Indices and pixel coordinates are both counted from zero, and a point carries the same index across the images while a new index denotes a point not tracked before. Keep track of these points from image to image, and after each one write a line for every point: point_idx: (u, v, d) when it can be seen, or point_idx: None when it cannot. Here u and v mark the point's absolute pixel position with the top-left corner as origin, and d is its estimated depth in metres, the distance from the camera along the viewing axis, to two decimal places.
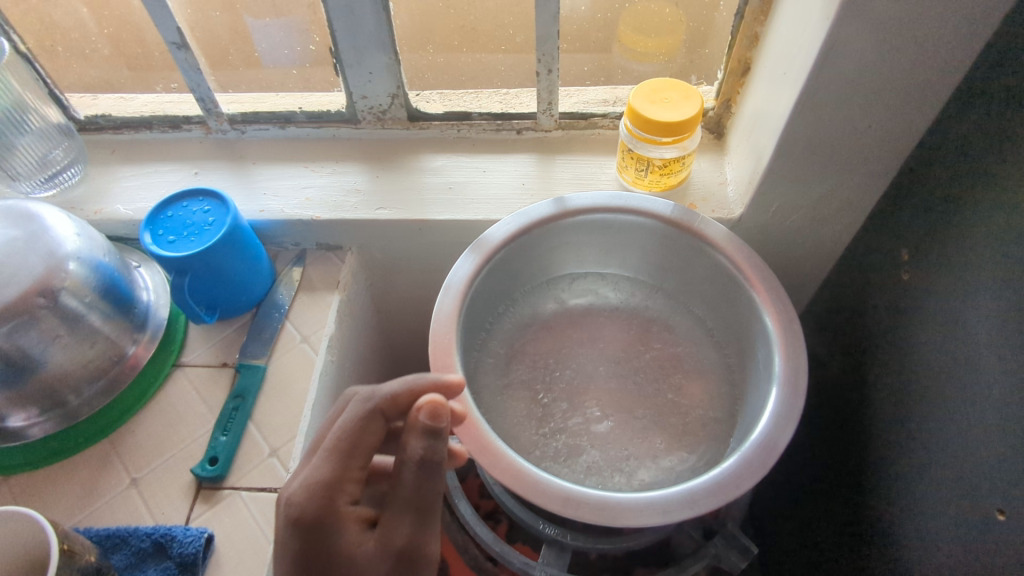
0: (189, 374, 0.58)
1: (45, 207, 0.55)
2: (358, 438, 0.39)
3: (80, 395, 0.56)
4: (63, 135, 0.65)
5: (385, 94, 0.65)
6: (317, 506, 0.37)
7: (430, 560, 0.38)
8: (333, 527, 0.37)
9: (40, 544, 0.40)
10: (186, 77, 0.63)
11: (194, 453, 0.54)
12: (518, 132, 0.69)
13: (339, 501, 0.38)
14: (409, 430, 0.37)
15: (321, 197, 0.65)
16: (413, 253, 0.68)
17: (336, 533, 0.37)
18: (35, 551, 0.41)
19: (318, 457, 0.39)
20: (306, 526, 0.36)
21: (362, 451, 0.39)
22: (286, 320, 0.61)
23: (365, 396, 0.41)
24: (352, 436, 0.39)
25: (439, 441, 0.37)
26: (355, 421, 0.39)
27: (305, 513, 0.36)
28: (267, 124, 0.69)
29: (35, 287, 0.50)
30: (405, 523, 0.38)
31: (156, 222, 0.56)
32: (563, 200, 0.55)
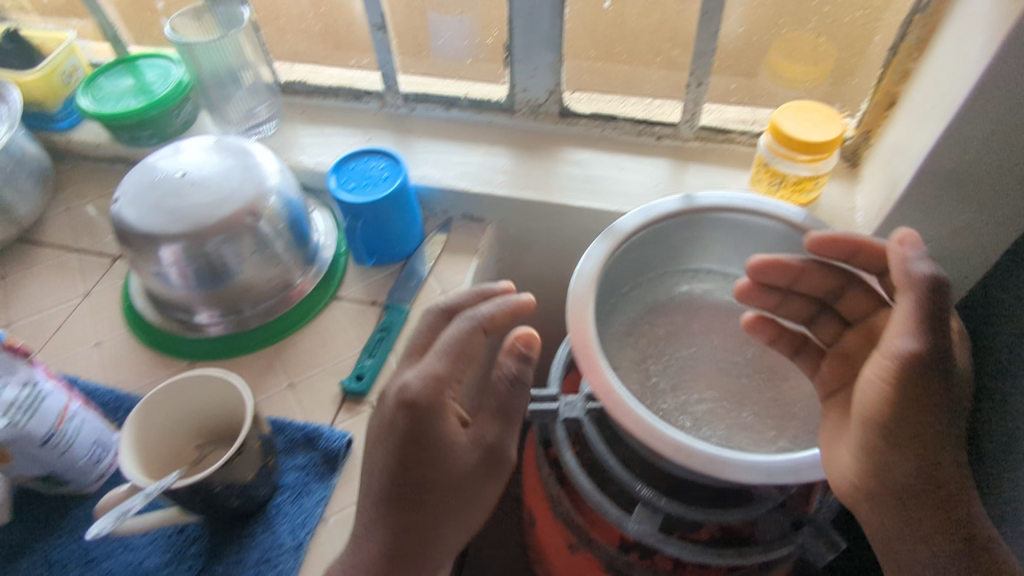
0: (343, 306, 0.67)
1: (256, 146, 0.65)
2: (463, 346, 0.45)
3: (252, 308, 0.66)
4: (269, 94, 0.77)
5: (544, 89, 0.72)
6: (428, 396, 0.43)
7: (507, 462, 0.47)
8: (435, 417, 0.43)
9: (231, 406, 0.49)
10: (377, 55, 0.73)
11: (342, 371, 0.62)
12: (657, 138, 0.74)
13: (444, 398, 0.44)
14: (504, 352, 0.48)
15: (474, 173, 0.73)
16: (545, 234, 0.75)
17: (435, 423, 0.43)
18: (226, 411, 0.50)
19: (431, 356, 0.45)
20: (413, 413, 0.42)
21: (464, 359, 0.45)
22: (430, 274, 0.69)
23: (466, 315, 0.47)
24: (459, 344, 0.45)
25: (528, 366, 0.47)
26: (461, 332, 0.45)
27: (416, 401, 0.42)
28: (434, 104, 0.77)
29: (246, 208, 0.60)
30: (494, 427, 0.47)
31: (341, 171, 0.65)
32: (691, 197, 0.58)
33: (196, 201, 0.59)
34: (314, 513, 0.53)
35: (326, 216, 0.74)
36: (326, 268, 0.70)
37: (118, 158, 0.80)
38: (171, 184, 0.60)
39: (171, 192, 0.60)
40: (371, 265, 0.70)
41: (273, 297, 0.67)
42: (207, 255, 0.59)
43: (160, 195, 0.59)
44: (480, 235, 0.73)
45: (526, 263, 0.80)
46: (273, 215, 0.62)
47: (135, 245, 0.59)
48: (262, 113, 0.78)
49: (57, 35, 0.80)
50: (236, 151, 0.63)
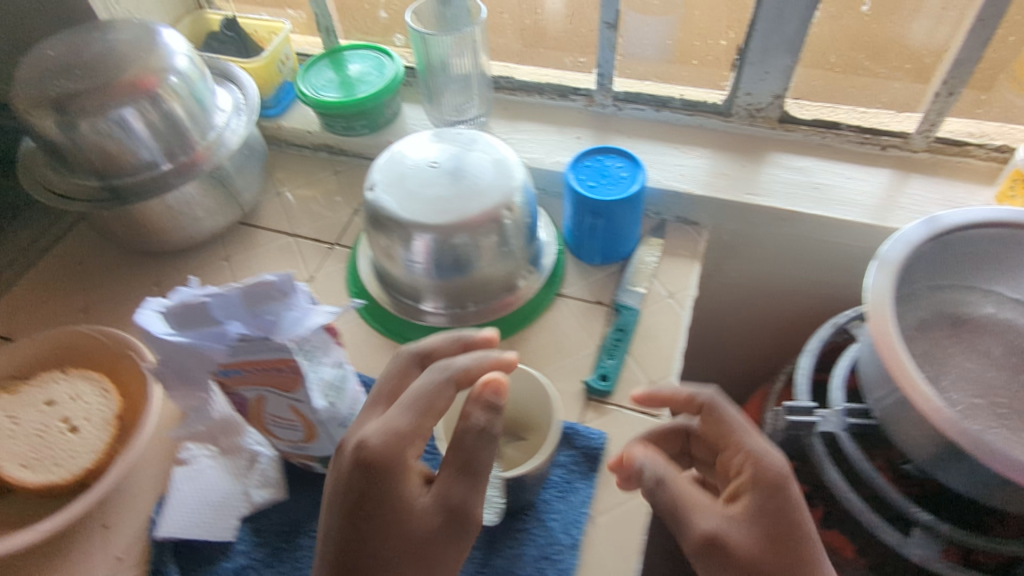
0: (568, 304, 0.67)
1: (497, 140, 0.66)
2: (430, 400, 0.42)
3: (477, 303, 0.67)
4: (484, 86, 0.76)
5: (770, 94, 0.71)
6: (388, 450, 0.40)
7: (474, 523, 0.41)
8: (396, 477, 0.40)
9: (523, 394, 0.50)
10: (599, 54, 0.72)
11: (580, 369, 0.62)
12: (882, 148, 0.72)
13: (407, 453, 0.41)
14: (471, 402, 0.42)
15: (693, 175, 0.72)
16: (758, 241, 0.73)
17: (397, 481, 0.40)
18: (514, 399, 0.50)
19: (396, 408, 0.42)
20: (369, 467, 0.40)
21: (437, 413, 0.42)
22: (654, 274, 0.68)
23: (440, 365, 0.43)
24: (429, 397, 0.42)
25: (498, 416, 0.41)
26: (431, 385, 0.42)
27: (374, 454, 0.40)
28: (645, 105, 0.77)
29: (504, 200, 0.60)
30: (460, 484, 0.41)
31: (579, 169, 0.65)
32: (935, 218, 0.54)
33: (457, 192, 0.60)
34: (582, 511, 0.53)
35: (546, 220, 0.73)
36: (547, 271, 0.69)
37: (325, 147, 0.82)
38: (426, 174, 0.61)
39: (427, 181, 0.61)
40: (593, 263, 0.70)
41: (497, 296, 0.67)
42: (455, 246, 0.60)
43: (416, 184, 0.61)
44: (696, 239, 0.72)
45: (726, 269, 0.79)
46: (517, 217, 0.62)
47: (388, 228, 0.61)
48: (473, 109, 0.77)
49: (271, 24, 0.82)
50: (485, 146, 0.63)
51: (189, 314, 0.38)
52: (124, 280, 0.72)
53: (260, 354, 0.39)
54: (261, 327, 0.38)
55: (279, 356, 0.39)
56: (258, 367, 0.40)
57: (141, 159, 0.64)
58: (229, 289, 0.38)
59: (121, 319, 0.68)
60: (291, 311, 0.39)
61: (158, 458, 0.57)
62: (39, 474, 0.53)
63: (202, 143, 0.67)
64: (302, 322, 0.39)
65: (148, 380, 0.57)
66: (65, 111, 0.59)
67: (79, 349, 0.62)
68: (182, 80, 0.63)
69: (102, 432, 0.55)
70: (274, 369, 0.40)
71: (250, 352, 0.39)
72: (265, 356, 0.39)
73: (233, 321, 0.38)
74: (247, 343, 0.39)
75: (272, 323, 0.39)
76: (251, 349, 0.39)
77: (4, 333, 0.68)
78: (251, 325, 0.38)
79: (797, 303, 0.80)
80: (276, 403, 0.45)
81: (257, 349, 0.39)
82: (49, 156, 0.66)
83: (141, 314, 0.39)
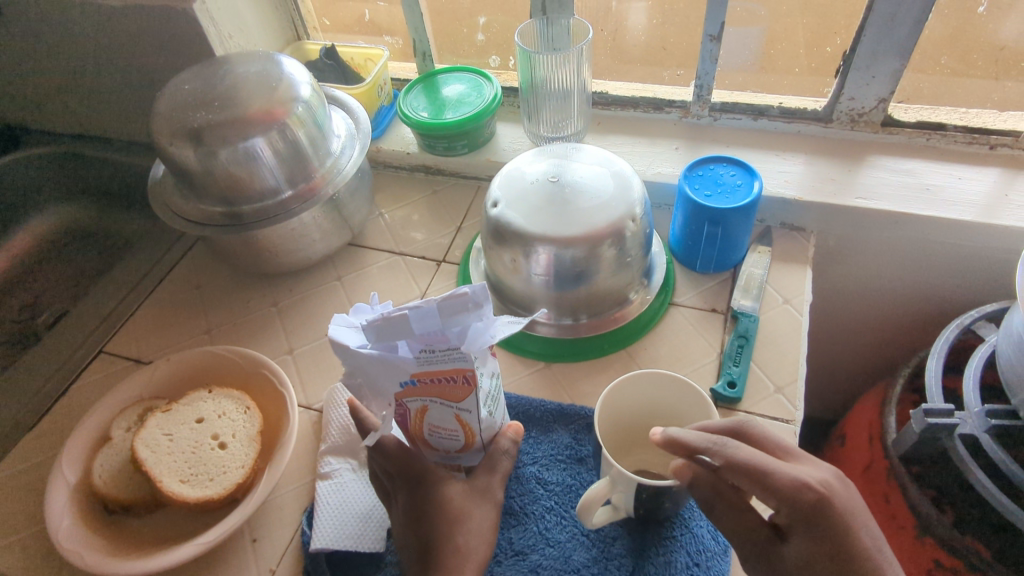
0: (683, 313, 0.67)
1: (609, 155, 0.68)
2: None
3: (592, 316, 0.67)
4: (584, 102, 0.77)
5: (874, 98, 0.71)
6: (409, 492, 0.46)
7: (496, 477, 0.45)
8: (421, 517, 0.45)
9: (662, 385, 0.51)
10: (699, 65, 0.74)
11: (705, 377, 0.62)
12: (990, 147, 0.71)
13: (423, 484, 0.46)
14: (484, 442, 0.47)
15: (799, 181, 0.72)
16: (868, 244, 0.73)
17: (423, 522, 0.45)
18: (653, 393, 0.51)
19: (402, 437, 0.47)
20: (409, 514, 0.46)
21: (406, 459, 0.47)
22: (767, 282, 0.69)
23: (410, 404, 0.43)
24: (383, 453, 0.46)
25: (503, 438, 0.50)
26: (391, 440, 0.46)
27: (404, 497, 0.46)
28: (742, 114, 0.78)
29: (628, 213, 0.61)
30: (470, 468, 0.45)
31: (693, 179, 0.66)
32: None
33: (583, 205, 0.61)
34: None
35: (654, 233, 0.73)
36: (660, 285, 0.69)
37: (422, 167, 0.85)
38: (548, 189, 0.63)
39: (549, 195, 0.62)
40: (702, 272, 0.70)
41: (610, 310, 0.67)
42: (577, 258, 0.61)
43: (539, 198, 0.62)
44: (805, 244, 0.72)
45: (831, 274, 0.78)
46: (637, 229, 0.62)
47: (510, 242, 0.62)
48: (571, 126, 0.79)
49: (369, 51, 0.85)
50: (603, 163, 0.65)
51: (379, 329, 0.38)
52: (243, 301, 0.74)
53: (447, 365, 0.40)
54: (448, 339, 0.38)
55: (460, 366, 0.40)
56: (435, 378, 0.41)
57: (266, 184, 0.66)
58: (413, 307, 0.37)
59: (245, 338, 0.70)
60: (475, 324, 0.38)
61: (299, 472, 0.58)
62: (195, 489, 0.54)
63: (320, 170, 0.69)
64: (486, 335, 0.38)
65: (287, 397, 0.59)
66: (204, 140, 0.62)
67: (216, 367, 0.64)
68: (307, 108, 0.66)
69: (249, 447, 0.57)
70: (451, 380, 0.41)
71: (438, 364, 0.40)
72: (450, 366, 0.40)
73: (421, 335, 0.38)
74: (435, 356, 0.39)
75: (458, 337, 0.38)
76: (437, 363, 0.40)
77: (134, 354, 0.71)
78: (437, 338, 0.38)
79: (904, 307, 0.79)
80: (439, 414, 0.44)
81: (446, 360, 0.39)
82: (180, 185, 0.69)
83: (331, 329, 0.40)
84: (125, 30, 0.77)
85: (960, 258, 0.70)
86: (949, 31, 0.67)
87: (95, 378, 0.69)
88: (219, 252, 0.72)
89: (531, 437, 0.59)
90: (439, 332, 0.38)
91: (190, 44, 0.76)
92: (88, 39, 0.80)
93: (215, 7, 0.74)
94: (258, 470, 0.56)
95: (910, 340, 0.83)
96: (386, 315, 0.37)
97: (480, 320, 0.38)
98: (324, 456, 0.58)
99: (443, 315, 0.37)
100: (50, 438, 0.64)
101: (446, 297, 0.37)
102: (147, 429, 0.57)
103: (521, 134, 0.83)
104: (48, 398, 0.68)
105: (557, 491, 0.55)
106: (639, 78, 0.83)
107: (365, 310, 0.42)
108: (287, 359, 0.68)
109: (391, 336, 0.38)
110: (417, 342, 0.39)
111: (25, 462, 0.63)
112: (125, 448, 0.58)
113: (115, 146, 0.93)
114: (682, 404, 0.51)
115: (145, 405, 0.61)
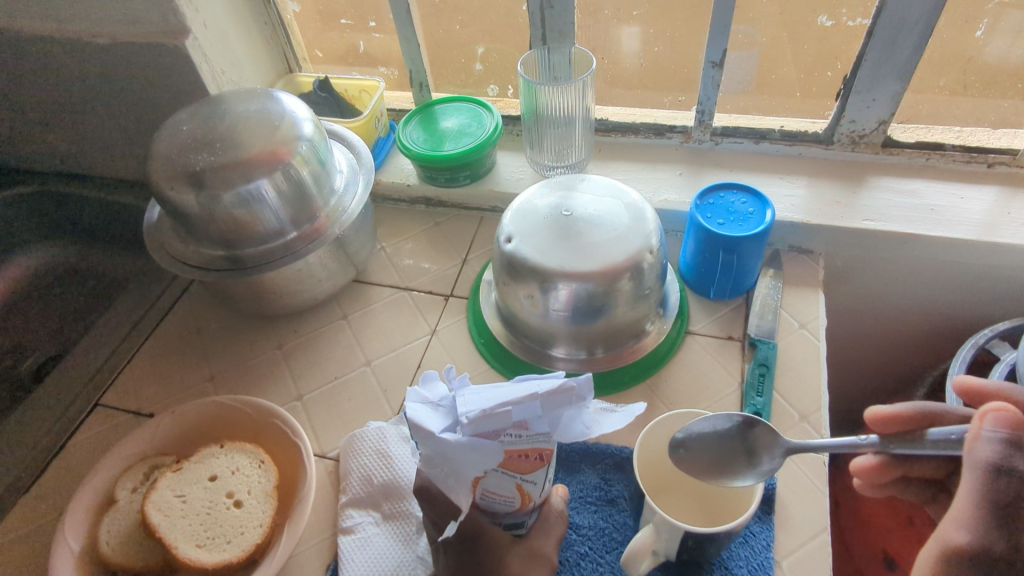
0: (700, 342, 0.67)
1: (619, 184, 0.67)
2: None
3: (608, 350, 0.66)
4: (587, 130, 0.77)
5: (875, 120, 0.72)
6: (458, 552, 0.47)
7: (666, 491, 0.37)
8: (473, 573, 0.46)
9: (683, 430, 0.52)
10: (701, 92, 0.74)
11: (729, 408, 0.62)
12: (988, 166, 0.72)
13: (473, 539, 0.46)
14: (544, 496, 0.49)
15: (805, 204, 0.73)
16: (876, 264, 0.73)
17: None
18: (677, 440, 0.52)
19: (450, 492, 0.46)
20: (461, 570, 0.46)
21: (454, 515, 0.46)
22: (781, 308, 0.69)
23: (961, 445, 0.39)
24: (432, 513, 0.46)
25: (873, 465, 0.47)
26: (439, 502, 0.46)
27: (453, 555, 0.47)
28: (743, 138, 0.78)
29: (644, 245, 0.61)
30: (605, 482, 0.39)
31: (705, 207, 0.66)
32: None
33: (598, 238, 0.61)
34: (768, 556, 0.52)
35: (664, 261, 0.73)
36: (674, 314, 0.69)
37: (423, 199, 0.83)
38: (563, 223, 0.62)
39: (564, 229, 0.62)
40: (715, 298, 0.70)
41: (626, 342, 0.66)
42: (596, 293, 0.60)
43: (554, 233, 0.61)
44: (815, 267, 0.72)
45: (838, 294, 0.79)
46: (654, 261, 0.62)
47: (527, 277, 0.61)
48: (575, 154, 0.78)
49: (365, 82, 0.84)
50: (614, 194, 0.64)
51: (477, 423, 0.37)
52: (246, 346, 0.71)
53: (531, 449, 0.40)
54: (544, 430, 0.39)
55: (541, 449, 0.41)
56: (513, 454, 0.41)
57: (269, 226, 0.64)
58: (519, 401, 0.37)
59: (251, 385, 0.68)
60: (574, 420, 0.39)
61: (319, 527, 0.56)
62: (213, 553, 0.52)
63: (324, 209, 0.67)
64: (582, 429, 0.40)
65: (303, 447, 0.57)
66: (205, 185, 0.60)
67: (224, 419, 0.61)
68: (310, 146, 0.64)
69: (266, 505, 0.54)
70: (526, 458, 0.41)
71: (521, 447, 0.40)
72: (533, 450, 0.41)
73: (517, 426, 0.38)
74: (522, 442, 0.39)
75: (552, 424, 0.39)
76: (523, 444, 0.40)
77: (133, 407, 0.67)
78: (533, 428, 0.39)
79: (910, 323, 0.80)
80: (497, 482, 0.43)
81: (531, 445, 0.40)
82: (177, 228, 0.67)
83: (414, 413, 0.39)
84: (112, 67, 0.74)
85: (966, 276, 0.71)
86: (947, 55, 0.68)
87: (93, 434, 0.66)
88: (220, 296, 0.70)
89: (558, 479, 0.58)
90: (538, 425, 0.39)
91: (181, 81, 0.73)
92: (71, 75, 0.77)
93: (207, 43, 0.72)
94: (277, 528, 0.54)
95: (915, 355, 0.84)
96: (487, 410, 0.37)
97: (579, 415, 0.39)
98: (345, 509, 0.56)
99: (547, 412, 0.38)
100: (49, 500, 0.61)
101: (556, 395, 0.37)
102: (157, 491, 0.54)
103: (522, 163, 0.82)
104: (42, 458, 0.64)
105: (590, 535, 0.54)
106: (638, 103, 0.82)
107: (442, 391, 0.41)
108: (297, 406, 0.66)
109: (489, 427, 0.38)
110: (509, 430, 0.39)
111: (22, 529, 0.59)
112: (132, 510, 0.55)
113: (95, 184, 0.90)
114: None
115: (150, 462, 0.58)
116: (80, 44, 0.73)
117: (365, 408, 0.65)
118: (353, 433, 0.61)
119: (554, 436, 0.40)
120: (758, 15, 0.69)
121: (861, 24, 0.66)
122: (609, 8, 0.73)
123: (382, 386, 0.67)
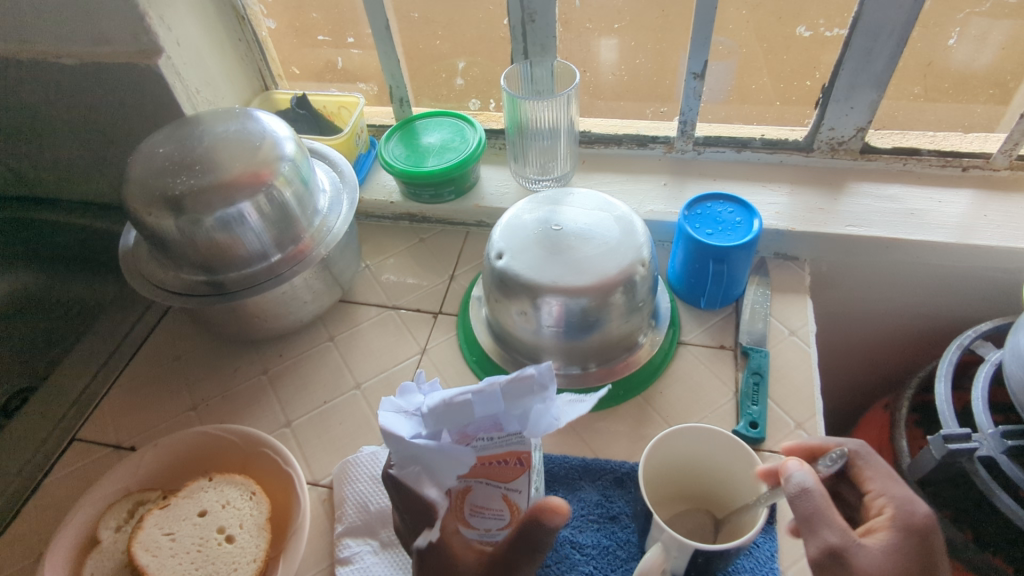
0: (693, 352, 0.67)
1: (607, 197, 0.67)
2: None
3: (601, 364, 0.66)
4: (572, 144, 0.77)
5: (854, 127, 0.73)
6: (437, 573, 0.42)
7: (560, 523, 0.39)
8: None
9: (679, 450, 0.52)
10: (684, 103, 0.75)
11: (725, 417, 0.62)
12: (963, 170, 0.74)
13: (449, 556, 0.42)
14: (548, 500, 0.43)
15: (789, 211, 0.73)
16: (859, 269, 0.74)
17: None
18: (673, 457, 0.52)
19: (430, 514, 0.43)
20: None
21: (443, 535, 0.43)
22: (770, 315, 0.69)
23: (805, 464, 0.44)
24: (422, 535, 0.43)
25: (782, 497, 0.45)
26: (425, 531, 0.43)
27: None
28: (725, 147, 0.79)
29: (636, 259, 0.60)
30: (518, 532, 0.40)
31: (693, 218, 0.66)
32: None
33: (589, 252, 0.60)
34: (772, 567, 0.52)
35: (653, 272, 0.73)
36: (666, 325, 0.68)
37: (406, 216, 0.82)
38: (553, 237, 0.62)
39: (555, 244, 0.61)
40: (705, 308, 0.70)
41: (619, 356, 0.66)
42: (589, 307, 0.60)
43: (545, 248, 0.61)
44: (801, 274, 0.73)
45: (823, 299, 0.80)
46: (646, 273, 0.62)
47: (519, 293, 0.61)
48: (559, 167, 0.78)
49: (343, 99, 0.82)
50: (603, 207, 0.64)
51: (438, 415, 0.37)
52: (230, 372, 0.69)
53: (506, 449, 0.40)
54: (510, 422, 0.38)
55: (516, 449, 0.40)
56: (491, 460, 0.40)
57: (252, 249, 0.62)
58: (476, 392, 0.37)
59: (236, 412, 0.66)
60: (537, 408, 0.38)
61: (315, 558, 0.55)
62: None
63: (308, 230, 0.65)
64: (550, 419, 0.38)
65: (295, 476, 0.55)
66: (185, 208, 0.58)
67: (210, 449, 0.59)
68: (292, 166, 0.63)
69: (259, 538, 0.53)
70: (505, 464, 0.40)
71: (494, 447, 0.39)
72: (507, 449, 0.40)
73: (482, 419, 0.38)
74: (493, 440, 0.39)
75: (520, 421, 0.38)
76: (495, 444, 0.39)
77: (112, 440, 0.65)
78: (499, 422, 0.38)
79: (892, 325, 0.81)
80: (484, 494, 0.42)
81: (504, 443, 0.39)
82: (155, 253, 0.65)
83: (381, 417, 0.38)
84: (81, 88, 0.72)
85: (945, 278, 0.73)
86: (920, 64, 0.69)
87: (70, 471, 0.63)
88: (201, 322, 0.68)
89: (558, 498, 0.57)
90: (501, 416, 0.38)
91: (154, 101, 0.71)
92: (37, 97, 0.74)
93: (181, 62, 0.70)
94: (271, 562, 0.52)
95: (898, 355, 0.85)
96: (446, 401, 0.37)
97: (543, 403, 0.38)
98: (343, 538, 0.54)
99: (507, 401, 0.37)
100: (25, 543, 0.58)
101: (512, 381, 0.37)
102: (145, 530, 0.52)
103: (506, 177, 0.81)
104: (15, 498, 0.61)
105: (593, 554, 0.54)
106: (620, 114, 0.83)
107: (414, 394, 0.40)
108: (285, 433, 0.64)
109: (454, 425, 0.38)
110: (475, 427, 0.38)
111: None
112: (118, 550, 0.52)
113: (62, 208, 0.87)
114: (724, 458, 0.51)
115: (134, 498, 0.56)
116: (47, 66, 0.70)
117: (357, 433, 0.63)
118: (346, 459, 0.59)
119: (522, 430, 0.38)
120: (736, 26, 0.70)
121: (838, 34, 0.68)
122: (589, 21, 0.74)
123: (373, 408, 0.65)
